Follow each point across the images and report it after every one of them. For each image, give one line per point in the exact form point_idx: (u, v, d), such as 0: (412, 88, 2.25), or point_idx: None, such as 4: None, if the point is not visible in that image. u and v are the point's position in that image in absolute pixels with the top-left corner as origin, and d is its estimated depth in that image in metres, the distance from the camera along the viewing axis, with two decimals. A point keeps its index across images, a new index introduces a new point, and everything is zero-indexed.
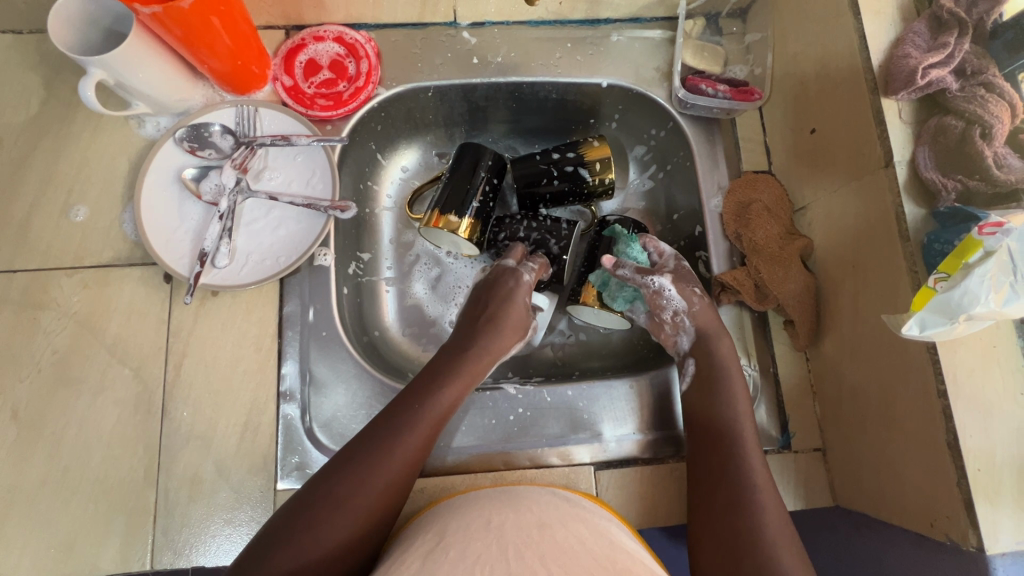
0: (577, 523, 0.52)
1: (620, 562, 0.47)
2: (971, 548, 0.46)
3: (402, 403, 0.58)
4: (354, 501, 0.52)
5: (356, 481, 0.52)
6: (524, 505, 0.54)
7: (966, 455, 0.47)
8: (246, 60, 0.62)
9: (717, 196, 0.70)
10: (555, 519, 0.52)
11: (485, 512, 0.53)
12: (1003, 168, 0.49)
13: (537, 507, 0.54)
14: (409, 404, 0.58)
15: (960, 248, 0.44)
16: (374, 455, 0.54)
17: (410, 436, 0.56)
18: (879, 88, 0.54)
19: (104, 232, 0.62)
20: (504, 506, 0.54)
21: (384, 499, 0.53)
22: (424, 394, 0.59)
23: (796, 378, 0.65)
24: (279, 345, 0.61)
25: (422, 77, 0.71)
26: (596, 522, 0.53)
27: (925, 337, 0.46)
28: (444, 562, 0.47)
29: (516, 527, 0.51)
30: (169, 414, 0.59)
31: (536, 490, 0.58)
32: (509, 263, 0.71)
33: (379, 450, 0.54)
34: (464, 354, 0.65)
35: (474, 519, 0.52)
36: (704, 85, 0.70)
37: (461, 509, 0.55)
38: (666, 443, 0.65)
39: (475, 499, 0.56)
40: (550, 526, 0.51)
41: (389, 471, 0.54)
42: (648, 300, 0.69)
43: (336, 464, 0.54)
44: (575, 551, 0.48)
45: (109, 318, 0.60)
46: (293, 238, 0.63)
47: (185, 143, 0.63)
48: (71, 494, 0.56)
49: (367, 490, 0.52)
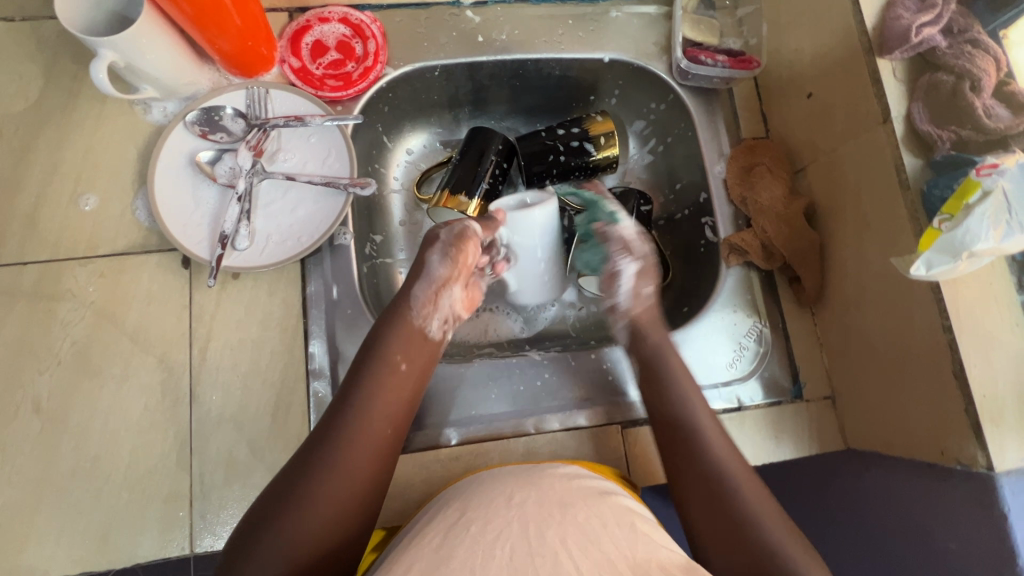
0: (600, 503, 0.51)
1: (639, 535, 0.49)
2: (982, 469, 0.50)
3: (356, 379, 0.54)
4: (334, 498, 0.49)
5: (329, 475, 0.49)
6: (543, 481, 0.53)
7: (972, 383, 0.50)
8: (256, 42, 0.62)
9: (720, 162, 0.73)
10: (576, 496, 0.51)
11: (507, 486, 0.52)
12: (992, 117, 0.52)
13: (558, 483, 0.52)
14: (367, 379, 0.55)
15: (960, 191, 0.49)
16: (336, 447, 0.50)
17: (370, 416, 0.53)
18: (874, 49, 0.57)
19: (117, 220, 0.61)
20: (524, 482, 0.53)
21: (343, 505, 0.49)
22: (378, 363, 0.55)
23: (804, 331, 0.69)
24: (305, 324, 0.62)
25: (429, 56, 0.72)
26: (614, 498, 0.52)
27: (931, 275, 0.50)
28: (465, 539, 0.47)
29: (539, 504, 0.50)
30: (198, 399, 0.58)
31: (556, 468, 0.56)
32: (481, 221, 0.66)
33: (346, 439, 0.51)
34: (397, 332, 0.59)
35: (495, 494, 0.51)
36: (703, 55, 0.72)
37: (482, 484, 0.54)
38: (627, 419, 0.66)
39: (495, 476, 0.55)
40: (571, 506, 0.50)
41: (362, 461, 0.51)
42: (603, 279, 0.69)
43: (303, 457, 0.50)
44: (596, 533, 0.48)
45: (128, 306, 0.60)
46: (313, 218, 0.63)
47: (196, 126, 0.62)
48: (104, 483, 0.55)
49: (346, 482, 0.49)
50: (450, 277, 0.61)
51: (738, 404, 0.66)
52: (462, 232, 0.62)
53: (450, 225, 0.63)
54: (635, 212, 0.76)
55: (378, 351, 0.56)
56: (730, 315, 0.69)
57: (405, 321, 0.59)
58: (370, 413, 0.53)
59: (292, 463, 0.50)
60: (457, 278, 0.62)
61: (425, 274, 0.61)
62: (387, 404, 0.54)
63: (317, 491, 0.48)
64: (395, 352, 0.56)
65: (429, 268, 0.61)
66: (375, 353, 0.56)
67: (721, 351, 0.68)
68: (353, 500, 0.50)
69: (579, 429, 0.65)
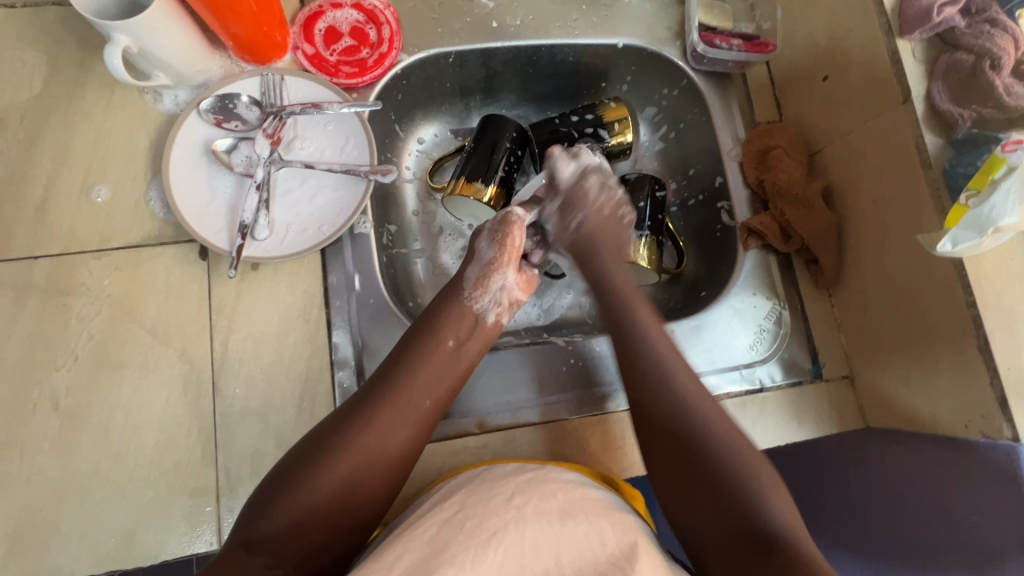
0: (601, 516, 0.49)
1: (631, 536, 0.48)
2: (1007, 440, 0.51)
3: (401, 355, 0.58)
4: (358, 459, 0.51)
5: (361, 436, 0.52)
6: (544, 482, 0.52)
7: (998, 357, 0.51)
8: (271, 26, 0.61)
9: (736, 146, 0.73)
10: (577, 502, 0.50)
11: (506, 487, 0.51)
12: (1012, 96, 0.53)
13: (558, 491, 0.51)
14: (416, 355, 0.58)
15: (986, 167, 0.49)
16: (372, 412, 0.53)
17: (409, 389, 0.56)
18: (893, 29, 0.58)
19: (131, 212, 0.60)
20: (526, 482, 0.52)
21: (364, 486, 0.51)
22: (427, 340, 0.59)
23: (823, 312, 0.70)
24: (327, 315, 0.61)
25: (442, 42, 0.71)
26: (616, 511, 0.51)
27: (957, 252, 0.51)
28: (460, 536, 0.47)
29: (538, 510, 0.49)
30: (221, 392, 0.57)
31: (556, 470, 0.55)
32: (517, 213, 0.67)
33: (384, 406, 0.54)
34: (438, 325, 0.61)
35: (495, 493, 0.51)
36: (718, 39, 0.71)
37: (485, 481, 0.53)
38: None
39: (497, 474, 0.54)
40: (572, 518, 0.49)
41: (397, 428, 0.54)
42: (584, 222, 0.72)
43: (340, 418, 0.53)
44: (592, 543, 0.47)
45: (146, 299, 0.58)
46: (332, 207, 0.62)
47: (210, 114, 0.60)
48: (126, 480, 0.54)
49: (378, 449, 0.52)
50: (497, 261, 0.65)
51: (759, 385, 0.66)
52: (508, 219, 0.66)
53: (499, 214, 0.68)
54: (650, 196, 0.76)
55: (426, 330, 0.60)
56: (750, 297, 0.70)
57: (453, 304, 0.63)
58: (412, 384, 0.56)
59: (330, 423, 0.53)
60: (506, 264, 0.65)
61: (476, 258, 0.66)
62: (429, 381, 0.57)
63: (344, 448, 0.51)
64: (440, 333, 0.60)
65: (479, 253, 0.65)
66: (423, 331, 0.60)
67: (742, 334, 0.69)
68: (374, 467, 0.52)
69: (593, 416, 0.64)
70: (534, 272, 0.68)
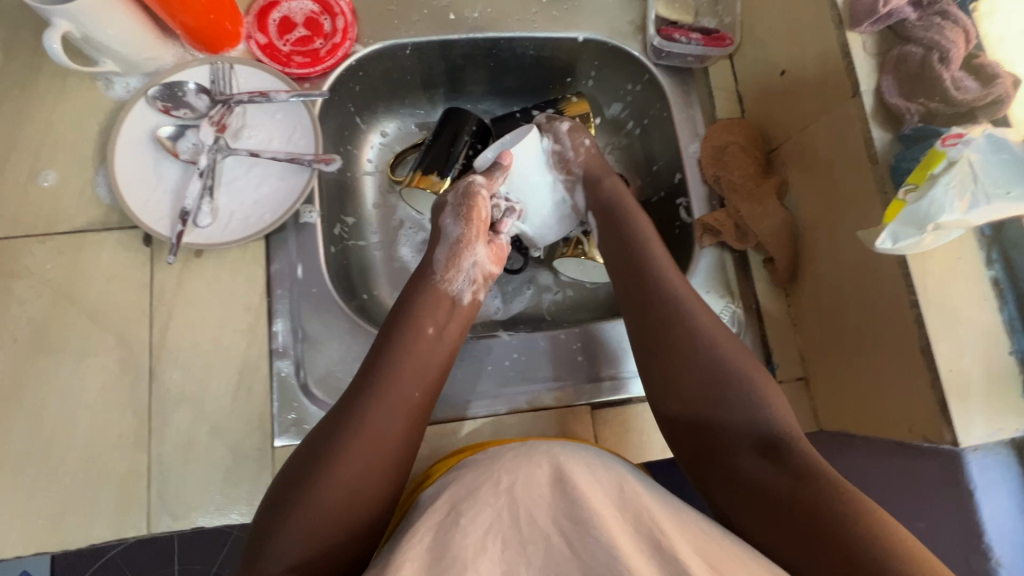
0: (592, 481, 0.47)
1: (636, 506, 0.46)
2: (948, 444, 0.49)
3: (381, 350, 0.56)
4: (360, 460, 0.49)
5: (357, 437, 0.50)
6: (541, 459, 0.49)
7: (939, 358, 0.49)
8: (219, 15, 0.61)
9: (695, 142, 0.72)
10: (574, 472, 0.47)
11: (490, 471, 0.49)
12: (961, 90, 0.51)
13: (544, 456, 0.49)
14: (397, 347, 0.57)
15: (926, 162, 0.48)
16: (362, 412, 0.51)
17: (394, 380, 0.54)
18: (844, 22, 0.56)
19: (77, 196, 0.60)
20: (512, 461, 0.49)
21: (370, 484, 0.49)
22: (407, 331, 0.58)
23: (779, 313, 0.68)
24: (269, 303, 0.61)
25: (399, 34, 0.71)
26: (620, 478, 0.49)
27: (898, 249, 0.49)
28: (456, 534, 0.44)
29: (527, 486, 0.47)
30: (158, 377, 0.58)
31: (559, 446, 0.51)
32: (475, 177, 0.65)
33: (376, 405, 0.52)
34: (419, 313, 0.60)
35: (484, 480, 0.48)
36: (677, 32, 0.71)
37: (476, 468, 0.50)
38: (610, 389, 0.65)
39: (493, 457, 0.51)
40: (565, 482, 0.46)
41: (390, 420, 0.52)
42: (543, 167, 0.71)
43: (331, 424, 0.51)
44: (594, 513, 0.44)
45: (88, 283, 0.59)
46: (277, 195, 0.62)
47: (158, 101, 0.61)
48: (59, 462, 0.55)
49: (373, 444, 0.50)
50: (465, 237, 0.64)
51: None
52: (472, 188, 0.64)
53: (458, 187, 0.66)
54: None
55: (407, 322, 0.59)
56: (703, 295, 0.68)
57: (429, 291, 0.62)
58: (397, 376, 0.55)
59: (323, 428, 0.52)
60: (474, 238, 0.64)
61: (442, 238, 0.65)
62: (416, 370, 0.56)
63: (344, 452, 0.49)
64: (422, 322, 0.59)
65: (446, 231, 0.65)
66: (402, 322, 0.59)
67: None
68: (377, 466, 0.50)
69: (610, 403, 0.65)
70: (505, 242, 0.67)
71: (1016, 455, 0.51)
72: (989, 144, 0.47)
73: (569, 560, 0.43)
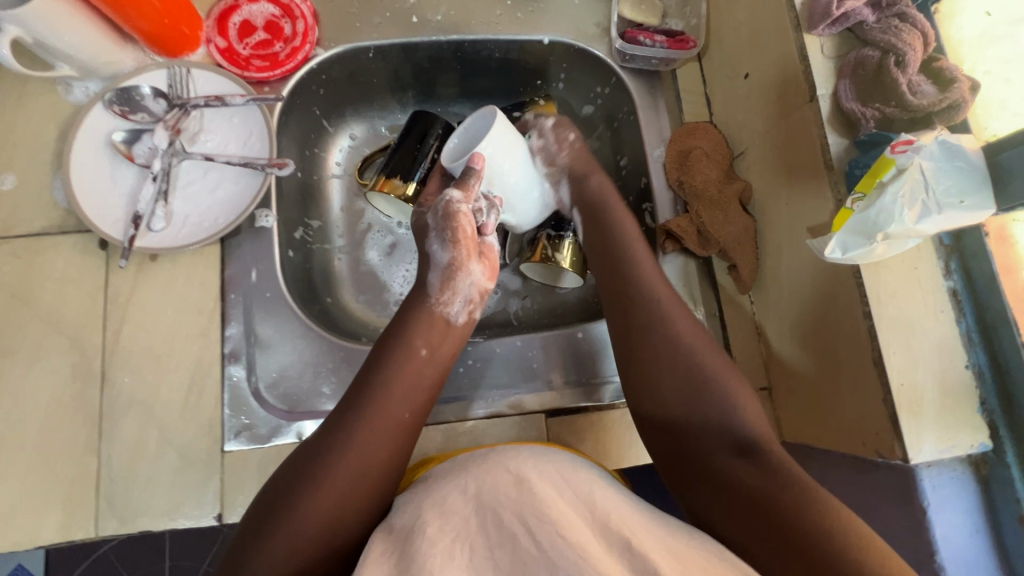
0: (555, 477, 0.46)
1: (602, 510, 0.44)
2: (899, 460, 0.48)
3: (371, 370, 0.54)
4: (347, 481, 0.47)
5: (345, 458, 0.48)
6: (501, 463, 0.48)
7: (891, 371, 0.48)
8: (176, 20, 0.61)
9: (660, 146, 0.71)
10: (540, 475, 0.46)
11: (460, 475, 0.47)
12: (917, 94, 0.49)
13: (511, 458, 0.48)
14: (388, 366, 0.54)
15: (875, 168, 0.47)
16: (353, 432, 0.49)
17: (386, 401, 0.52)
18: (801, 24, 0.55)
19: (34, 200, 0.61)
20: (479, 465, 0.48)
21: (354, 508, 0.47)
22: (399, 351, 0.56)
23: (743, 321, 0.67)
24: (222, 308, 0.61)
25: (361, 37, 0.70)
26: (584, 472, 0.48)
27: (849, 259, 0.48)
28: (422, 540, 0.42)
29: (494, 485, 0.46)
30: (109, 381, 0.58)
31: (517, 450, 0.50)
32: (451, 193, 0.61)
33: (366, 426, 0.50)
34: (412, 331, 0.58)
35: (452, 489, 0.46)
36: (642, 35, 0.70)
37: (443, 476, 0.49)
38: (569, 396, 0.65)
39: (459, 465, 0.50)
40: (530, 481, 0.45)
41: (381, 443, 0.50)
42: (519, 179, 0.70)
43: (317, 443, 0.49)
44: (561, 514, 0.43)
45: (42, 287, 0.59)
46: (231, 199, 0.62)
47: (114, 105, 0.61)
48: (9, 464, 0.55)
49: (362, 466, 0.48)
50: (457, 260, 0.61)
51: None
52: (452, 210, 0.61)
53: (438, 205, 0.62)
54: None
55: (400, 340, 0.56)
56: None
57: (422, 312, 0.59)
58: (390, 397, 0.52)
59: (309, 448, 0.50)
60: (466, 260, 0.62)
61: (432, 264, 0.62)
62: (409, 392, 0.53)
63: (330, 472, 0.47)
64: (415, 342, 0.57)
65: (435, 257, 0.62)
66: (394, 343, 0.56)
67: None
68: (367, 490, 0.48)
69: (570, 410, 0.64)
70: (493, 251, 0.65)
71: (972, 471, 0.49)
72: (941, 151, 0.46)
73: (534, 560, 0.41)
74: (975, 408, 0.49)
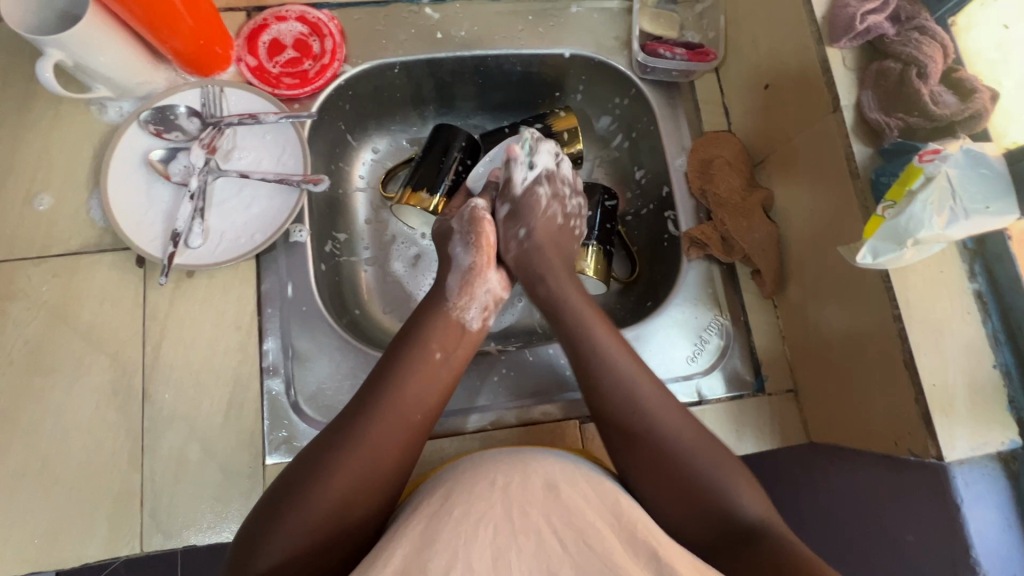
0: (581, 482, 0.48)
1: (627, 518, 0.45)
2: (933, 459, 0.49)
3: (384, 370, 0.55)
4: (358, 473, 0.48)
5: (354, 454, 0.48)
6: (533, 466, 0.49)
7: (922, 372, 0.49)
8: (209, 40, 0.62)
9: (681, 155, 0.73)
10: (568, 482, 0.48)
11: (490, 469, 0.48)
12: (939, 104, 0.52)
13: (541, 462, 0.49)
14: (401, 366, 0.55)
15: (903, 177, 0.48)
16: (367, 428, 0.50)
17: (399, 399, 0.52)
18: (823, 37, 0.57)
19: (71, 220, 0.61)
20: (511, 463, 0.49)
21: (360, 505, 0.48)
22: (413, 352, 0.56)
23: (768, 325, 0.68)
24: (260, 322, 0.62)
25: (387, 53, 0.72)
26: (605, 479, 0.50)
27: (879, 264, 0.50)
28: (448, 524, 0.44)
29: (522, 487, 0.47)
30: (150, 397, 0.58)
31: (549, 453, 0.51)
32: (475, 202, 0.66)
33: (376, 423, 0.50)
34: (425, 333, 0.58)
35: (480, 478, 0.47)
36: (662, 48, 0.72)
37: (469, 467, 0.49)
38: None
39: (486, 459, 0.50)
40: (558, 486, 0.47)
41: (389, 442, 0.50)
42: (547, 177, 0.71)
43: (329, 436, 0.50)
44: (585, 521, 0.45)
45: (81, 305, 0.60)
46: (266, 215, 0.63)
47: (150, 125, 0.62)
48: (52, 483, 0.55)
49: (371, 465, 0.49)
50: (477, 266, 0.64)
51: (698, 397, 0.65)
52: (477, 217, 0.65)
53: (464, 212, 0.66)
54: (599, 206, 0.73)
55: (415, 341, 0.57)
56: (691, 308, 0.68)
57: (437, 315, 0.60)
58: (401, 397, 0.53)
59: (322, 442, 0.50)
60: (485, 266, 0.64)
61: (453, 266, 0.64)
62: (421, 394, 0.54)
63: (342, 462, 0.48)
64: (428, 342, 0.57)
65: (456, 259, 0.64)
66: (408, 344, 0.57)
67: (682, 346, 0.67)
68: (375, 487, 0.48)
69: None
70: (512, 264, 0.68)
71: (1002, 468, 0.51)
72: (967, 159, 0.48)
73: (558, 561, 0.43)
74: (1004, 406, 0.50)
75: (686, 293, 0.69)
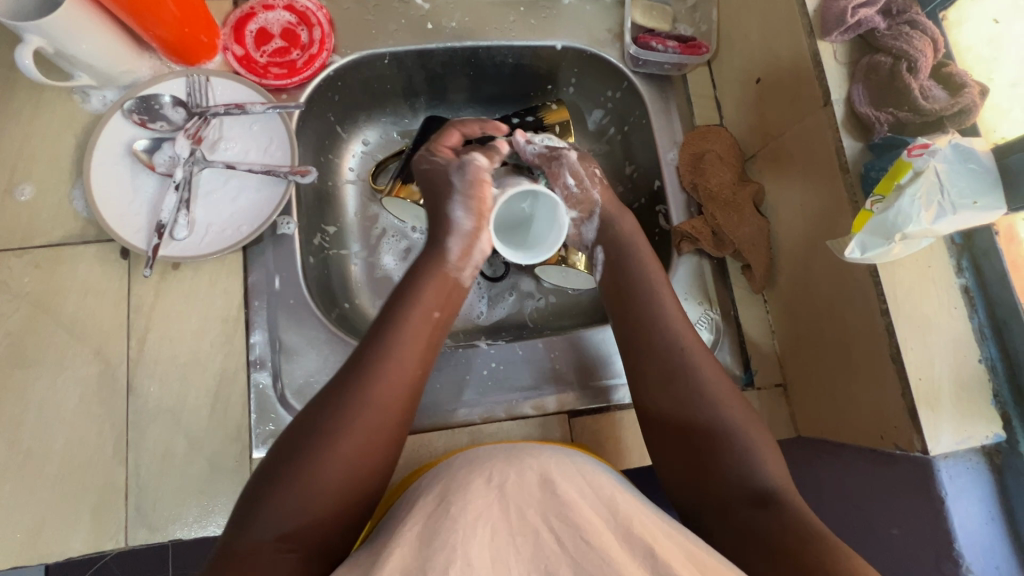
0: (577, 475, 0.48)
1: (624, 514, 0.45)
2: (918, 452, 0.50)
3: (366, 343, 0.53)
4: (356, 446, 0.47)
5: (356, 419, 0.48)
6: (529, 461, 0.49)
7: (909, 366, 0.50)
8: (195, 29, 0.61)
9: (673, 149, 0.72)
10: (564, 476, 0.48)
11: (487, 467, 0.48)
12: (929, 99, 0.52)
13: (538, 458, 0.50)
14: (395, 327, 0.54)
15: (892, 172, 0.48)
16: (355, 402, 0.48)
17: (385, 370, 0.51)
18: (815, 31, 0.57)
19: (53, 211, 0.60)
20: (507, 460, 0.49)
21: (362, 471, 0.47)
22: (407, 312, 0.55)
23: (758, 320, 0.68)
24: (247, 315, 0.61)
25: (377, 44, 0.71)
26: (601, 474, 0.50)
27: (867, 259, 0.49)
28: (445, 522, 0.44)
29: (519, 483, 0.47)
30: (135, 391, 0.58)
31: (544, 449, 0.52)
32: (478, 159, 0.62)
33: (376, 387, 0.50)
34: (416, 290, 0.57)
35: (476, 475, 0.48)
36: (654, 41, 0.71)
37: (464, 465, 0.50)
38: (590, 397, 0.66)
39: (481, 456, 0.51)
40: (554, 481, 0.47)
41: (389, 406, 0.50)
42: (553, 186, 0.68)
43: (312, 416, 0.49)
44: (584, 517, 0.44)
45: (65, 297, 0.59)
46: (254, 207, 0.62)
47: (134, 114, 0.61)
48: (35, 477, 0.55)
49: (372, 430, 0.48)
50: (479, 229, 0.61)
51: None
52: (478, 175, 0.62)
53: (467, 171, 0.62)
54: None
55: (400, 308, 0.55)
56: (681, 302, 0.68)
57: (430, 270, 0.59)
58: (398, 358, 0.52)
59: (304, 421, 0.49)
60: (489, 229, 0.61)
61: (454, 230, 0.60)
62: (414, 356, 0.53)
63: (342, 435, 0.47)
64: (415, 310, 0.55)
65: (457, 223, 0.60)
66: (401, 304, 0.56)
67: None
68: (375, 453, 0.48)
69: (595, 411, 0.65)
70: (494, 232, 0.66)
71: (985, 461, 0.51)
72: (955, 154, 0.48)
73: (557, 559, 0.42)
74: (988, 400, 0.51)
75: (676, 288, 0.69)
